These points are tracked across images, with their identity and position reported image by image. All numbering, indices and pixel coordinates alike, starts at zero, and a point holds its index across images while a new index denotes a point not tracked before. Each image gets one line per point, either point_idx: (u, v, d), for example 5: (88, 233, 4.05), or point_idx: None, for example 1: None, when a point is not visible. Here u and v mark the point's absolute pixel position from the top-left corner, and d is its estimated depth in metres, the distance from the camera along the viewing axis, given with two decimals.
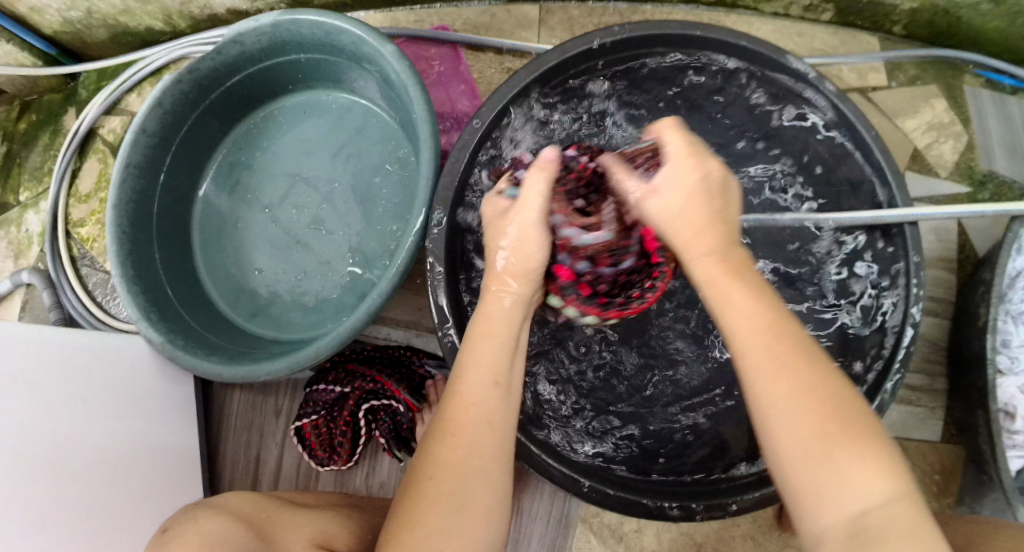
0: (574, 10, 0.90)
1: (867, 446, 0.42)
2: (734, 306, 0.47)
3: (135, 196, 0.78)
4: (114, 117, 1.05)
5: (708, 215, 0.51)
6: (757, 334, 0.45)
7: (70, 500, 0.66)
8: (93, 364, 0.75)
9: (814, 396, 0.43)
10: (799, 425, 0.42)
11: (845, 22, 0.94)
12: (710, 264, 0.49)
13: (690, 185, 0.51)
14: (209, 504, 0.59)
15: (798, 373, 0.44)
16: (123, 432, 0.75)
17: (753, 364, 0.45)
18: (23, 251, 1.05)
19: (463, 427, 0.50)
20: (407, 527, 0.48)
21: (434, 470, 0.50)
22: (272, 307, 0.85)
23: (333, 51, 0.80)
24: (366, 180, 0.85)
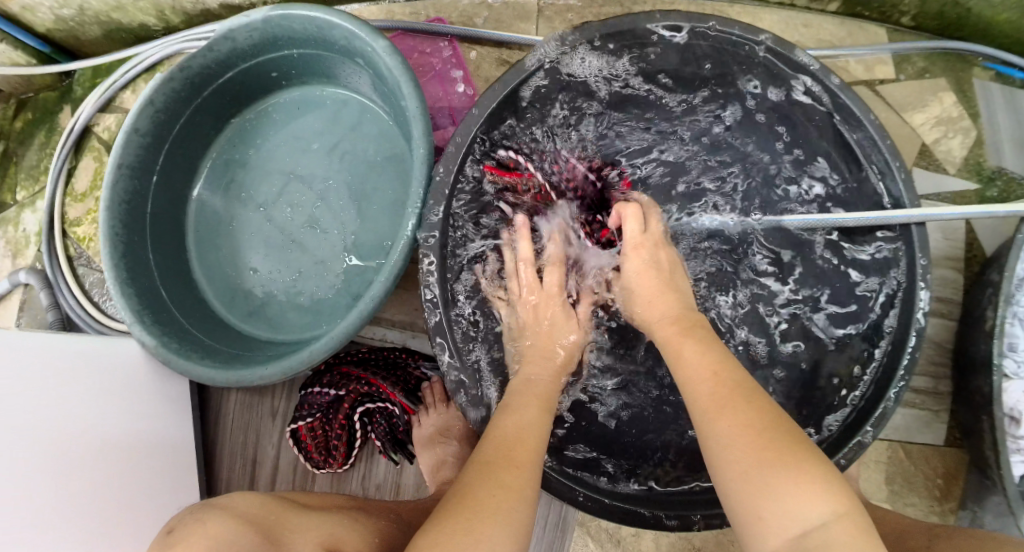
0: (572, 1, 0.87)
1: (802, 470, 0.45)
2: (688, 364, 0.57)
3: (129, 197, 0.77)
4: (108, 115, 1.04)
5: (661, 297, 0.67)
6: (698, 375, 0.55)
7: (69, 502, 0.66)
8: (90, 367, 0.74)
9: (740, 417, 0.49)
10: (737, 456, 0.47)
11: (852, 12, 0.91)
12: (669, 339, 0.62)
13: (642, 276, 0.69)
14: (215, 504, 0.58)
15: (731, 403, 0.50)
16: (119, 436, 0.74)
17: (697, 400, 0.53)
18: (21, 250, 1.05)
19: (524, 462, 0.53)
20: (462, 529, 0.46)
21: (495, 487, 0.50)
22: (267, 307, 0.84)
23: (326, 46, 0.78)
24: (362, 178, 0.84)
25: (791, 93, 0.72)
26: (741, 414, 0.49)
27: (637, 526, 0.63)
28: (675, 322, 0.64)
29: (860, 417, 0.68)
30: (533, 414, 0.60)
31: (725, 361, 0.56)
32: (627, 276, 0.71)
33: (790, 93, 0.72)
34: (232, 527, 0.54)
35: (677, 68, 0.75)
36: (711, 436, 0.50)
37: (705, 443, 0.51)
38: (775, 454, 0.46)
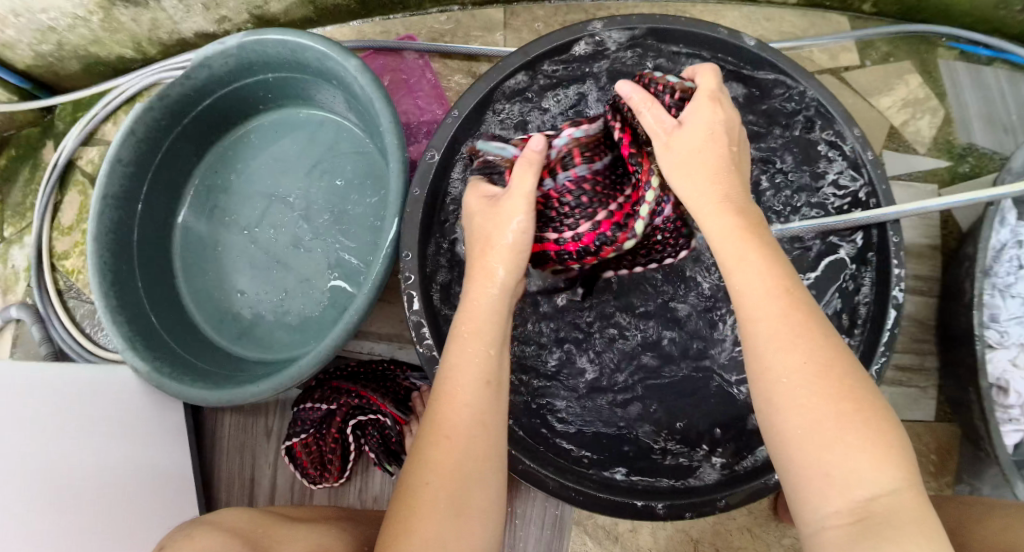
0: (537, 10, 0.88)
1: (876, 430, 0.44)
2: (748, 273, 0.49)
3: (115, 226, 0.78)
4: (91, 148, 1.05)
5: (723, 175, 0.54)
6: (766, 285, 0.48)
7: (77, 524, 0.67)
8: (86, 397, 0.75)
9: (815, 357, 0.46)
10: (813, 402, 0.45)
11: (813, 3, 0.93)
12: (729, 229, 0.51)
13: (709, 138, 0.55)
14: (202, 521, 0.61)
15: (804, 340, 0.46)
16: (117, 461, 0.75)
17: (763, 321, 0.48)
18: (10, 287, 1.06)
19: (457, 430, 0.51)
20: (404, 536, 0.48)
21: (429, 475, 0.50)
22: (256, 328, 0.84)
23: (300, 68, 0.80)
24: (341, 194, 0.84)
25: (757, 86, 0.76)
26: (815, 348, 0.46)
27: (627, 519, 0.64)
28: (736, 208, 0.53)
29: None
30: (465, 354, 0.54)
31: (770, 252, 0.50)
32: (685, 128, 0.56)
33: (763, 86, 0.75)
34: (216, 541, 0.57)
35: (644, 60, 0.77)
36: (779, 363, 0.46)
37: (764, 378, 0.47)
38: (856, 407, 0.44)
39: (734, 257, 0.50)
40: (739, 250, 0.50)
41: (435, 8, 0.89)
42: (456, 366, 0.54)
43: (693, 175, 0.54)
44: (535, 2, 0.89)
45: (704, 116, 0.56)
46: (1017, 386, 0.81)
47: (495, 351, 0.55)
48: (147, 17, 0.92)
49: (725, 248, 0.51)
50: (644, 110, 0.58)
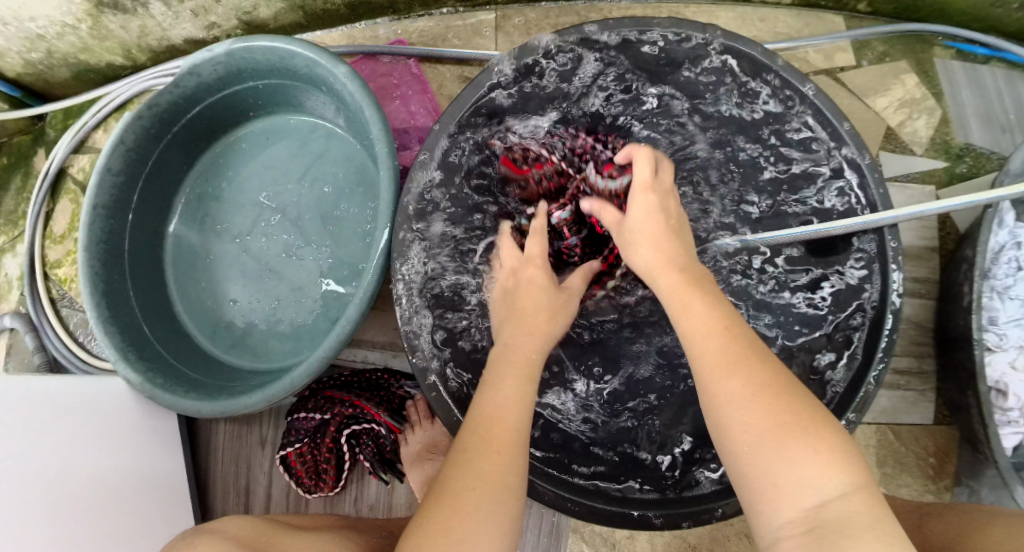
0: (529, 13, 0.88)
1: (823, 439, 0.46)
2: (694, 319, 0.54)
3: (106, 236, 0.78)
4: (82, 155, 1.04)
5: (666, 243, 0.61)
6: (710, 321, 0.53)
7: (75, 534, 0.68)
8: (82, 407, 0.75)
9: (755, 377, 0.49)
10: (755, 420, 0.47)
11: (808, 3, 0.92)
12: (673, 286, 0.57)
13: (648, 214, 0.62)
14: (207, 529, 0.63)
15: (744, 363, 0.50)
16: (113, 472, 0.75)
17: (705, 353, 0.51)
18: (3, 296, 1.06)
19: (507, 446, 0.53)
20: (442, 534, 0.47)
21: (474, 480, 0.51)
22: (250, 337, 0.84)
23: (289, 75, 0.79)
24: (333, 201, 0.83)
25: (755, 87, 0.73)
26: (757, 372, 0.49)
27: (623, 528, 0.64)
28: (680, 269, 0.58)
29: (844, 405, 0.68)
30: (513, 388, 0.58)
31: (715, 297, 0.55)
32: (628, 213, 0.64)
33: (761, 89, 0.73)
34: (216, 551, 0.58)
35: (639, 63, 0.76)
36: (722, 391, 0.49)
37: (713, 404, 0.50)
38: (796, 420, 0.47)
39: (682, 306, 0.55)
40: (687, 298, 0.55)
41: (427, 11, 0.88)
42: (507, 393, 0.58)
43: (641, 251, 0.61)
44: (528, 5, 0.88)
45: (637, 199, 0.63)
46: (1016, 389, 0.80)
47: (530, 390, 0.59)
48: (136, 24, 0.91)
49: (672, 301, 0.57)
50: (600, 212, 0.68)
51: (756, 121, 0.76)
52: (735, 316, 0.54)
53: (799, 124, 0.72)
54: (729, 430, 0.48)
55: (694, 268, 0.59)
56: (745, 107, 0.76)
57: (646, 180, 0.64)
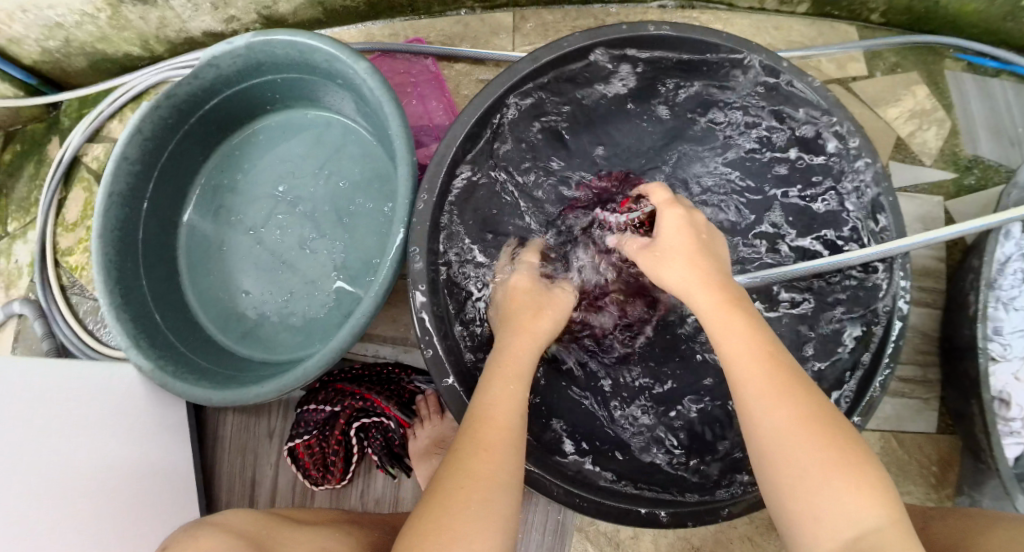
0: (547, 15, 0.88)
1: (863, 473, 0.47)
2: (734, 342, 0.55)
3: (120, 225, 0.78)
4: (96, 144, 1.05)
5: (701, 261, 0.63)
6: (749, 347, 0.54)
7: (77, 518, 0.67)
8: (93, 391, 0.76)
9: (798, 407, 0.50)
10: (799, 450, 0.49)
11: (822, 12, 0.93)
12: (712, 305, 0.59)
13: (686, 240, 0.65)
14: (208, 521, 0.64)
15: (787, 392, 0.51)
16: (122, 459, 0.75)
17: (748, 379, 0.53)
18: (14, 282, 1.06)
19: (496, 443, 0.55)
20: (433, 534, 0.48)
21: (465, 479, 0.52)
22: (261, 328, 0.84)
23: (309, 70, 0.80)
24: (348, 196, 0.83)
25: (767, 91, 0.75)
26: (800, 402, 0.51)
27: (630, 525, 0.64)
28: (718, 287, 0.60)
29: (848, 409, 0.69)
30: (502, 385, 0.60)
31: (756, 321, 0.57)
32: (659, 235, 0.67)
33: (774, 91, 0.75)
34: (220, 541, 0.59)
35: (654, 65, 0.77)
36: (766, 419, 0.50)
37: (756, 430, 0.51)
38: (839, 453, 0.48)
39: (719, 328, 0.57)
40: (725, 320, 0.57)
41: (446, 10, 0.89)
42: (495, 393, 0.60)
43: (676, 268, 0.63)
44: (545, 7, 0.88)
45: (670, 221, 0.67)
46: (1019, 399, 0.81)
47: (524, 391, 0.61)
48: (155, 15, 0.92)
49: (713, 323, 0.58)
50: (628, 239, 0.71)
51: (767, 120, 0.78)
52: (773, 342, 0.55)
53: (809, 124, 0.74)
54: (770, 456, 0.50)
55: (731, 288, 0.61)
56: (755, 108, 0.78)
57: (672, 205, 0.67)
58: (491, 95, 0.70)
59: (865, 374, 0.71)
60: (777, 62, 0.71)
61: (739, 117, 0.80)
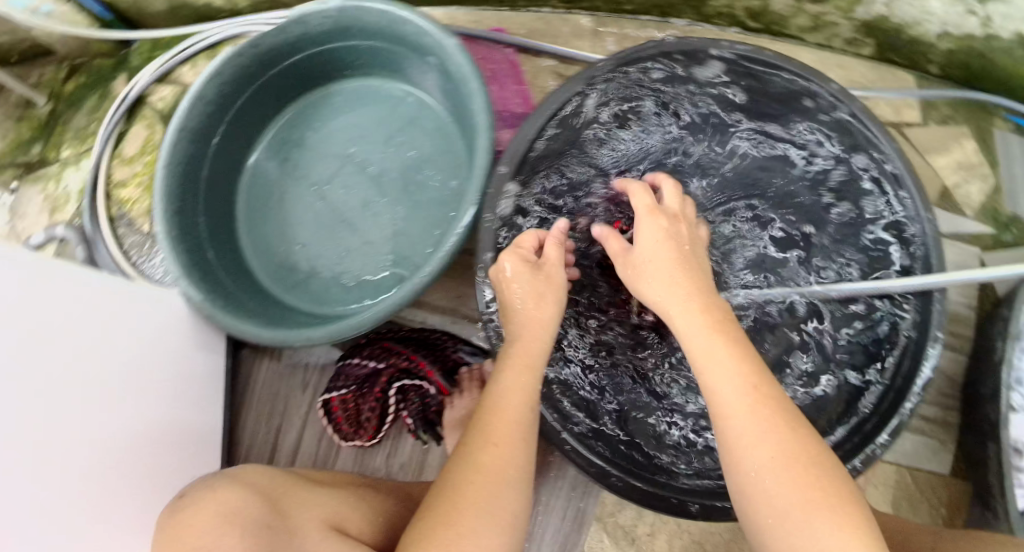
0: (626, 24, 0.91)
1: (846, 515, 0.48)
2: (720, 371, 0.56)
3: (187, 160, 0.80)
4: (163, 86, 1.07)
5: (687, 281, 0.65)
6: (735, 379, 0.55)
7: (107, 467, 0.66)
8: (140, 309, 0.74)
9: (781, 445, 0.51)
10: (782, 491, 0.50)
11: (884, 58, 0.96)
12: (700, 325, 0.61)
13: (671, 258, 0.67)
14: (230, 473, 0.68)
15: (773, 428, 0.52)
16: (152, 383, 0.74)
17: (733, 412, 0.54)
18: (62, 207, 1.08)
19: (504, 437, 0.59)
20: (442, 527, 0.54)
21: (474, 475, 0.56)
22: (312, 281, 0.86)
23: (396, 39, 0.82)
24: (417, 166, 0.85)
25: (827, 118, 0.74)
26: (786, 441, 0.52)
27: (659, 511, 0.66)
28: (703, 308, 0.62)
29: (879, 427, 0.72)
30: (513, 376, 0.63)
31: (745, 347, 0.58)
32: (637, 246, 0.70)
33: (827, 123, 0.75)
34: (239, 494, 0.65)
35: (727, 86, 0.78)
36: (751, 454, 0.52)
37: (740, 464, 0.53)
38: (823, 495, 0.49)
39: (703, 354, 0.58)
40: (710, 346, 0.58)
41: (529, 7, 0.92)
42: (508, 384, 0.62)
43: (656, 284, 0.66)
44: (625, 15, 0.91)
45: (649, 235, 0.69)
46: None
47: (536, 381, 0.63)
48: None
49: (699, 344, 0.59)
50: (609, 241, 0.73)
51: (822, 144, 0.79)
52: (761, 372, 0.56)
53: (858, 152, 0.74)
54: (756, 492, 0.52)
55: (719, 309, 0.63)
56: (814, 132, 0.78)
57: (659, 221, 0.70)
58: (566, 95, 0.70)
59: (894, 392, 0.74)
60: (824, 85, 0.70)
61: (796, 137, 0.81)
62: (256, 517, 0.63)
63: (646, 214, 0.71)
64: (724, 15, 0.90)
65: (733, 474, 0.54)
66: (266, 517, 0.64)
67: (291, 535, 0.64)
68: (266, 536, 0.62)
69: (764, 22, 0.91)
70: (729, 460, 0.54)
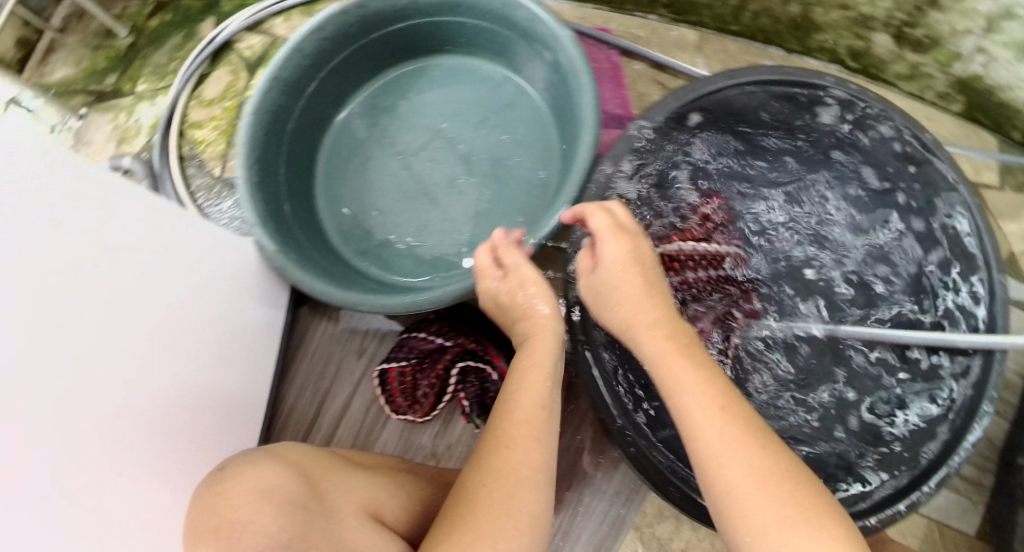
0: (730, 44, 0.92)
1: (822, 526, 0.50)
2: (691, 395, 0.59)
3: (275, 109, 0.80)
4: (253, 35, 1.07)
5: (656, 303, 0.67)
6: (704, 403, 0.57)
7: (133, 408, 0.62)
8: (203, 250, 0.73)
9: (753, 464, 0.53)
10: (758, 509, 0.52)
11: (971, 117, 0.96)
12: (665, 352, 0.63)
13: (639, 282, 0.67)
14: (272, 452, 0.64)
15: (741, 448, 0.54)
16: (200, 325, 0.72)
17: (703, 436, 0.56)
18: (131, 139, 1.08)
19: (517, 442, 0.60)
20: (460, 529, 0.55)
21: (489, 478, 0.58)
22: (385, 248, 0.86)
23: (505, 24, 0.81)
24: (507, 151, 0.86)
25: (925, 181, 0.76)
26: (758, 459, 0.54)
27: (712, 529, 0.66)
28: (669, 334, 0.64)
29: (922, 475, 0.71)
30: (525, 380, 0.65)
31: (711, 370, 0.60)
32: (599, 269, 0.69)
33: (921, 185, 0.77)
34: (277, 474, 0.60)
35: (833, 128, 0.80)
36: (726, 476, 0.54)
37: (716, 487, 0.55)
38: (799, 510, 0.51)
39: (674, 383, 0.60)
40: (681, 374, 0.60)
41: (637, 11, 0.94)
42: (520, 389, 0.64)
43: (617, 308, 0.67)
44: (729, 36, 0.93)
45: (609, 258, 0.68)
46: None
47: (549, 384, 0.65)
48: None
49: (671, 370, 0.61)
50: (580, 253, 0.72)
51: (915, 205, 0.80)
52: (725, 392, 0.59)
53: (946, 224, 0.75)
54: (737, 514, 0.53)
55: (683, 331, 0.65)
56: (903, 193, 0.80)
57: (617, 241, 0.67)
58: (673, 105, 0.71)
59: (939, 446, 0.72)
60: (919, 134, 0.72)
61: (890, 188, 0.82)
62: (296, 498, 0.59)
63: (599, 231, 0.68)
64: (825, 51, 0.92)
65: (711, 497, 0.56)
66: (305, 498, 0.59)
67: (329, 520, 0.60)
68: (305, 517, 0.58)
69: (862, 63, 0.92)
70: (707, 486, 0.56)
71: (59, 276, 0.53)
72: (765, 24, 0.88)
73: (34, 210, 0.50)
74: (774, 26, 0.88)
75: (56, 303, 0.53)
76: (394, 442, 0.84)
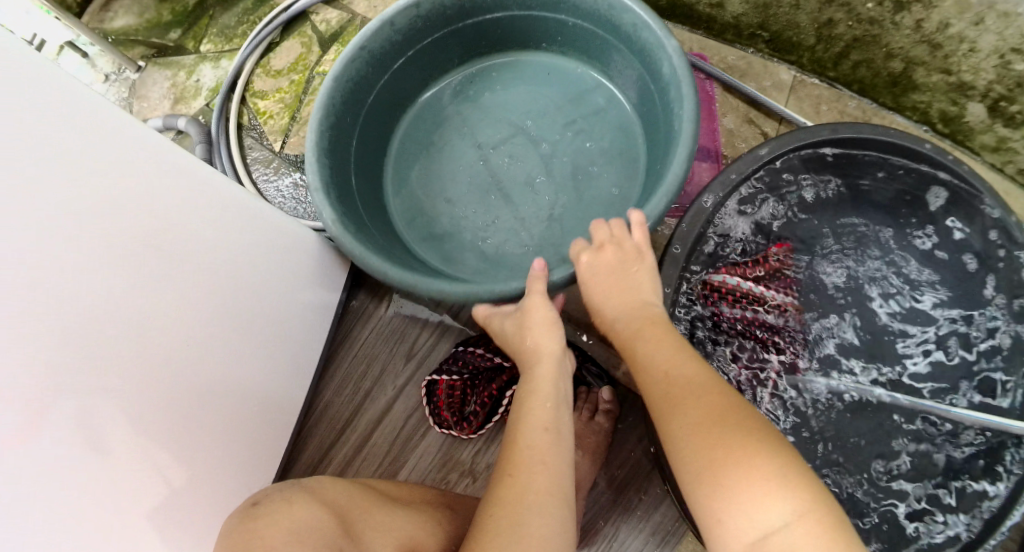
0: (823, 90, 0.91)
1: (760, 457, 0.45)
2: (658, 355, 0.55)
3: (356, 78, 0.76)
4: (331, 9, 1.04)
5: (626, 286, 0.62)
6: (664, 365, 0.54)
7: (141, 400, 0.58)
8: (246, 236, 0.69)
9: (695, 409, 0.49)
10: (693, 453, 0.47)
11: None
12: (636, 323, 0.59)
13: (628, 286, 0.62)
14: (301, 485, 0.60)
15: (685, 397, 0.50)
16: (228, 316, 0.67)
17: (656, 385, 0.53)
18: (188, 100, 1.05)
19: (520, 467, 0.52)
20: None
21: (493, 508, 0.51)
22: (447, 239, 0.83)
23: (610, 29, 0.78)
24: (590, 159, 0.83)
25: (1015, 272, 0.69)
26: (697, 404, 0.49)
27: None
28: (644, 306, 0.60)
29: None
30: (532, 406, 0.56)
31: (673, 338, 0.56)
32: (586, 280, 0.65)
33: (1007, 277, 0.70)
34: (315, 512, 0.56)
35: (930, 198, 0.74)
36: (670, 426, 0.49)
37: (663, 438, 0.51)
38: (730, 449, 0.46)
39: (642, 356, 0.56)
40: (648, 342, 0.56)
41: (736, 41, 0.94)
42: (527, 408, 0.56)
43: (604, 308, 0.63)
44: (824, 82, 0.92)
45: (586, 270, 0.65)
46: None
47: (552, 404, 0.57)
48: None
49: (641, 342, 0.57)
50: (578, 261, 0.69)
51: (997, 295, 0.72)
52: (677, 355, 0.54)
53: None
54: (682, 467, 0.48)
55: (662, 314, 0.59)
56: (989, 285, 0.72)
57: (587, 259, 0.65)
58: (776, 148, 0.70)
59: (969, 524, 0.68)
60: (1001, 216, 0.67)
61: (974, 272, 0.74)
62: (332, 539, 0.54)
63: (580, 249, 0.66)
64: (916, 110, 0.88)
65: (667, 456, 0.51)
66: (340, 542, 0.55)
67: None
68: None
69: (952, 127, 0.87)
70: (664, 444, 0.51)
71: (69, 267, 0.50)
72: (864, 75, 0.87)
73: (42, 174, 0.47)
74: (873, 78, 0.87)
75: (72, 283, 0.50)
76: (432, 454, 0.83)
